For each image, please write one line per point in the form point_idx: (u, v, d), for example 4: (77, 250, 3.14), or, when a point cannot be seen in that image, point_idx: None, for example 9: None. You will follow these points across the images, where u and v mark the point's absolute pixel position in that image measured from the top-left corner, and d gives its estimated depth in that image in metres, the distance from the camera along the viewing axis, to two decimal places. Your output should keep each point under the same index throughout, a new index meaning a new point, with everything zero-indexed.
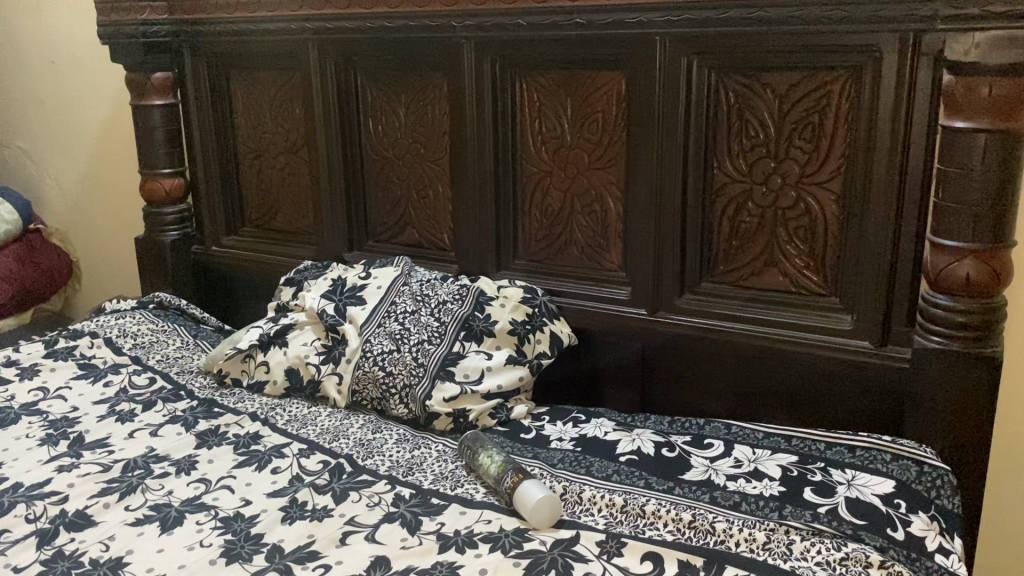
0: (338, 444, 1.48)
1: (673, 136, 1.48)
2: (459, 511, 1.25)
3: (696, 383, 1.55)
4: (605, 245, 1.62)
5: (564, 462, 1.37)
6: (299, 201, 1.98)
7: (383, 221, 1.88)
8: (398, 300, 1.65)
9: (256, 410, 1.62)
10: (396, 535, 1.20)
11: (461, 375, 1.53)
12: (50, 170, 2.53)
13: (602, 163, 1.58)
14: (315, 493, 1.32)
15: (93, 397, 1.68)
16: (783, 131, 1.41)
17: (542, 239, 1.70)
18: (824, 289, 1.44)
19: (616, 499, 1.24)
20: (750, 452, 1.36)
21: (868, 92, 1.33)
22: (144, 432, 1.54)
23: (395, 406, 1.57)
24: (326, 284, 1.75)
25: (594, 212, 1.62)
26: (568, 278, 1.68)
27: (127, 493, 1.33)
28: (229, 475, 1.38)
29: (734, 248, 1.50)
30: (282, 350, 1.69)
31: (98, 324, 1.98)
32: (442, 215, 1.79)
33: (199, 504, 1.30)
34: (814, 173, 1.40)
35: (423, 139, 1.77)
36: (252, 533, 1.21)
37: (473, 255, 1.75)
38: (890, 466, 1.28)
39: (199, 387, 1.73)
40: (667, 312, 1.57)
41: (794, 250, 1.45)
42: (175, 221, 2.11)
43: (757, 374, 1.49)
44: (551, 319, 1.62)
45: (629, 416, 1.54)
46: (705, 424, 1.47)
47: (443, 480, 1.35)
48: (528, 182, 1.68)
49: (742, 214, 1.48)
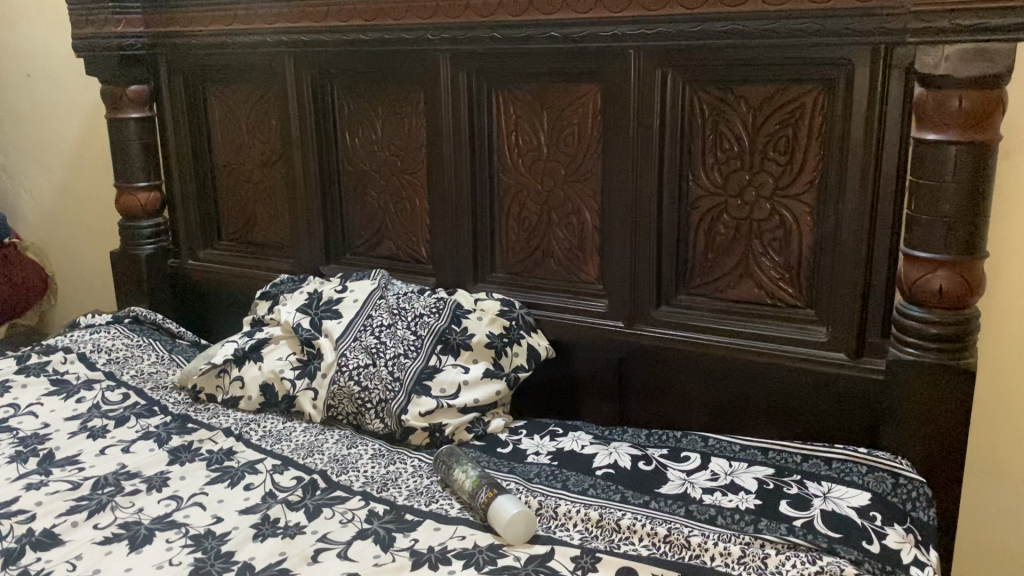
0: (312, 460, 1.46)
1: (648, 149, 1.48)
2: (434, 527, 1.24)
3: (674, 397, 1.54)
4: (582, 257, 1.62)
5: (540, 476, 1.36)
6: (276, 215, 1.97)
7: (360, 233, 1.87)
8: (374, 313, 1.64)
9: (230, 425, 1.61)
10: (369, 552, 1.19)
11: (438, 389, 1.52)
12: (26, 183, 2.51)
13: (578, 176, 1.58)
14: (287, 510, 1.30)
15: (65, 413, 1.66)
16: (758, 144, 1.41)
17: (520, 251, 1.69)
18: (799, 301, 1.45)
19: (592, 514, 1.23)
20: (727, 464, 1.36)
21: (842, 105, 1.34)
22: (115, 448, 1.52)
23: (371, 420, 1.55)
24: (302, 297, 1.74)
25: (571, 224, 1.62)
26: (545, 290, 1.67)
27: (96, 511, 1.31)
28: (201, 492, 1.36)
29: (710, 259, 1.50)
30: (257, 364, 1.68)
31: (73, 339, 1.96)
32: (419, 228, 1.78)
33: (169, 522, 1.28)
34: (788, 185, 1.41)
35: (400, 153, 1.76)
36: (222, 552, 1.19)
37: (450, 268, 1.74)
38: (866, 478, 1.28)
39: (173, 402, 1.71)
40: (643, 324, 1.56)
41: (769, 262, 1.45)
42: (150, 235, 2.08)
43: (734, 385, 1.49)
44: (528, 331, 1.61)
45: (607, 429, 1.53)
46: (682, 436, 1.47)
47: (418, 495, 1.34)
48: (505, 195, 1.68)
49: (717, 226, 1.48)
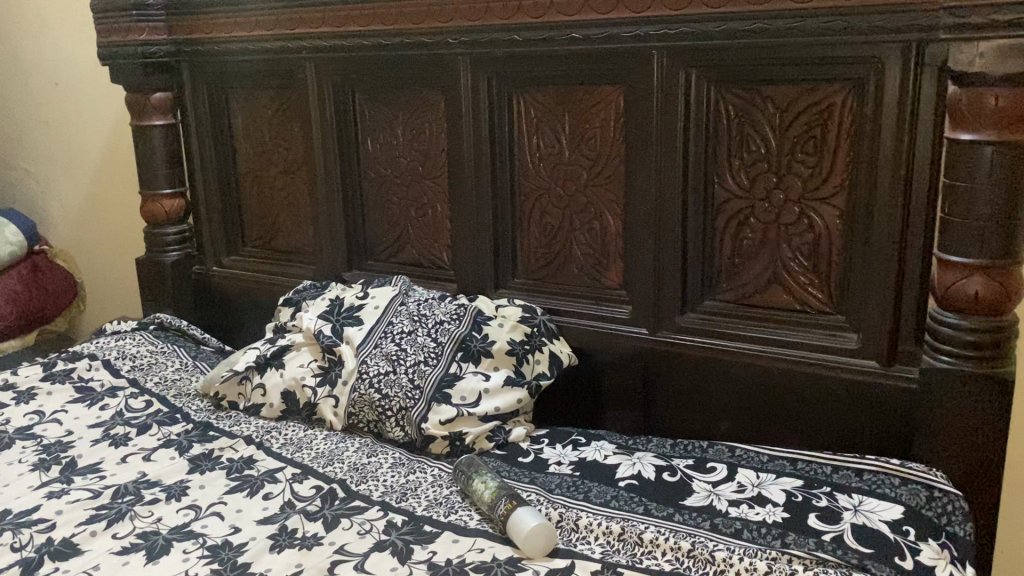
0: (332, 469, 1.45)
1: (672, 153, 1.45)
2: (452, 539, 1.22)
3: (700, 404, 1.51)
4: (606, 262, 1.59)
5: (562, 487, 1.34)
6: (298, 221, 1.96)
7: (381, 239, 1.85)
8: (395, 320, 1.63)
9: (252, 433, 1.60)
10: (386, 565, 1.17)
11: (458, 397, 1.50)
12: (53, 189, 2.52)
13: (601, 180, 1.56)
14: (305, 520, 1.29)
15: (89, 420, 1.66)
16: (785, 146, 1.38)
17: (542, 257, 1.66)
18: (829, 307, 1.40)
19: (613, 527, 1.20)
20: (754, 476, 1.32)
21: (872, 106, 1.29)
22: (136, 457, 1.52)
23: (391, 428, 1.53)
24: (324, 304, 1.74)
25: (594, 229, 1.59)
26: (568, 297, 1.64)
27: (115, 520, 1.30)
28: (220, 502, 1.35)
29: (736, 265, 1.47)
30: (278, 372, 1.67)
31: (99, 346, 1.97)
32: (441, 233, 1.76)
33: (187, 532, 1.27)
34: (816, 188, 1.37)
35: (422, 158, 1.74)
36: (239, 563, 1.18)
37: (472, 274, 1.72)
38: (899, 491, 1.23)
39: (195, 409, 1.71)
40: (668, 331, 1.53)
41: (798, 267, 1.41)
42: (175, 241, 2.09)
43: (762, 394, 1.45)
44: (550, 338, 1.58)
45: (631, 438, 1.50)
46: (708, 446, 1.43)
47: (436, 506, 1.31)
48: (527, 200, 1.65)
49: (743, 231, 1.45)
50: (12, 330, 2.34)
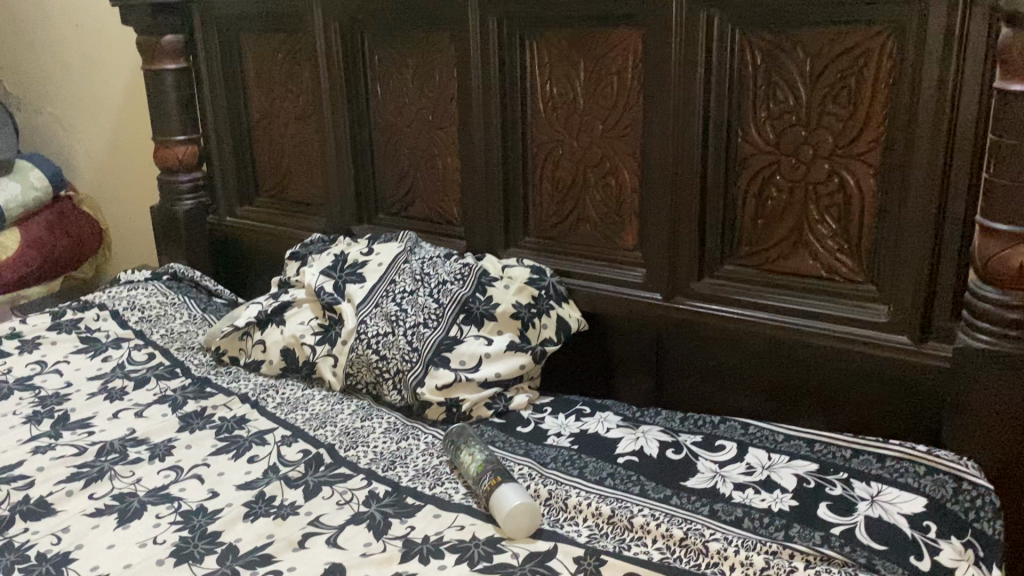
0: (323, 432, 1.39)
1: (692, 103, 1.33)
2: (433, 513, 1.15)
3: (716, 376, 1.41)
4: (621, 221, 1.48)
5: (557, 461, 1.26)
6: (310, 171, 1.88)
7: (391, 191, 1.77)
8: (398, 278, 1.55)
9: (248, 391, 1.55)
10: (360, 540, 1.10)
11: (457, 362, 1.42)
12: (77, 134, 2.50)
13: (617, 131, 1.44)
14: (285, 487, 1.23)
15: (89, 372, 1.64)
16: (816, 97, 1.24)
17: (554, 215, 1.56)
18: (858, 276, 1.28)
19: (603, 509, 1.12)
20: (765, 457, 1.22)
21: (913, 52, 1.15)
22: (129, 412, 1.48)
23: (388, 391, 1.46)
24: (328, 259, 1.67)
25: (608, 185, 1.48)
26: (581, 257, 1.54)
27: (93, 480, 1.26)
28: (203, 463, 1.31)
29: (760, 227, 1.35)
30: (279, 328, 1.61)
31: (110, 296, 1.94)
32: (450, 188, 1.67)
33: (164, 495, 1.22)
34: (848, 144, 1.23)
35: (431, 106, 1.65)
36: (209, 531, 1.13)
37: (480, 230, 1.62)
38: (922, 481, 1.12)
39: (196, 363, 1.67)
40: (683, 297, 1.42)
41: (826, 231, 1.29)
42: (189, 189, 2.04)
43: (782, 367, 1.34)
44: (558, 302, 1.49)
45: (639, 410, 1.41)
46: (720, 422, 1.33)
47: (421, 476, 1.24)
48: (539, 153, 1.55)
49: (767, 191, 1.33)
50: (37, 275, 2.34)
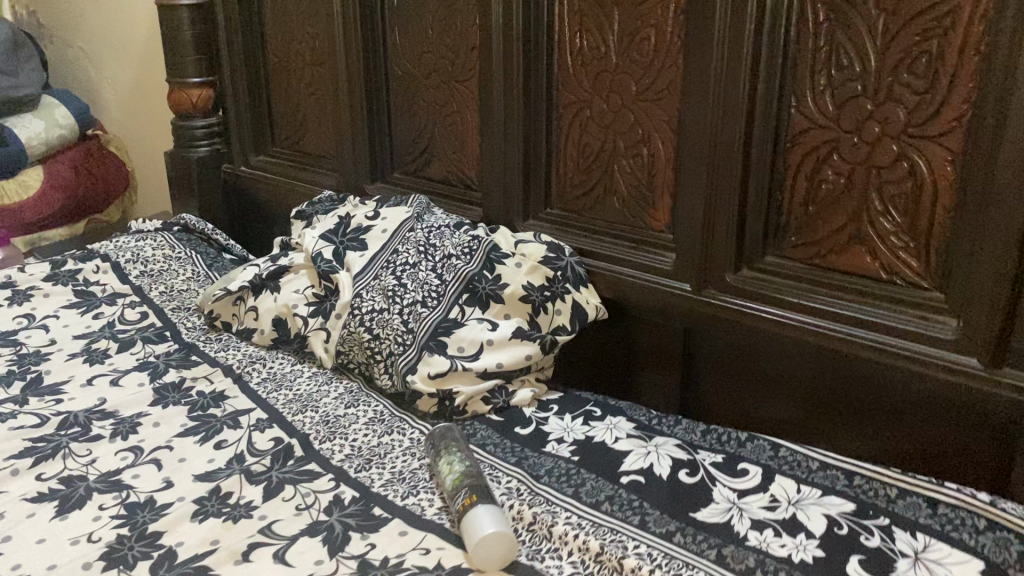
0: (301, 418, 1.26)
1: (738, 66, 1.13)
2: (399, 530, 1.01)
3: (749, 384, 1.23)
4: (652, 198, 1.29)
5: (552, 474, 1.10)
6: (325, 122, 1.73)
7: (407, 149, 1.61)
8: (400, 249, 1.39)
9: (234, 362, 1.43)
10: (311, 556, 0.97)
11: (454, 348, 1.26)
12: (104, 70, 2.40)
13: (652, 94, 1.25)
14: (245, 483, 1.10)
15: (76, 330, 1.54)
16: (887, 64, 1.02)
17: (579, 186, 1.38)
18: (924, 281, 1.07)
19: (591, 543, 0.96)
20: (794, 489, 1.04)
21: (1013, 10, 0.92)
22: (104, 379, 1.37)
23: (379, 375, 1.32)
24: (331, 221, 1.52)
25: (640, 155, 1.29)
26: (606, 235, 1.36)
27: (45, 458, 1.15)
28: (166, 446, 1.19)
29: (810, 215, 1.14)
30: (273, 295, 1.48)
31: (116, 246, 1.83)
32: (469, 148, 1.50)
33: (114, 482, 1.11)
34: (923, 122, 1.02)
35: (451, 56, 1.47)
36: (149, 532, 1.01)
37: (496, 199, 1.45)
38: (980, 539, 0.93)
39: (188, 327, 1.56)
40: (715, 290, 1.23)
41: (889, 226, 1.08)
42: (204, 135, 1.92)
43: (825, 380, 1.15)
44: (576, 285, 1.32)
45: (657, 416, 1.24)
46: (746, 439, 1.15)
47: (395, 482, 1.10)
48: (565, 114, 1.36)
49: (821, 173, 1.12)
50: (57, 216, 2.27)
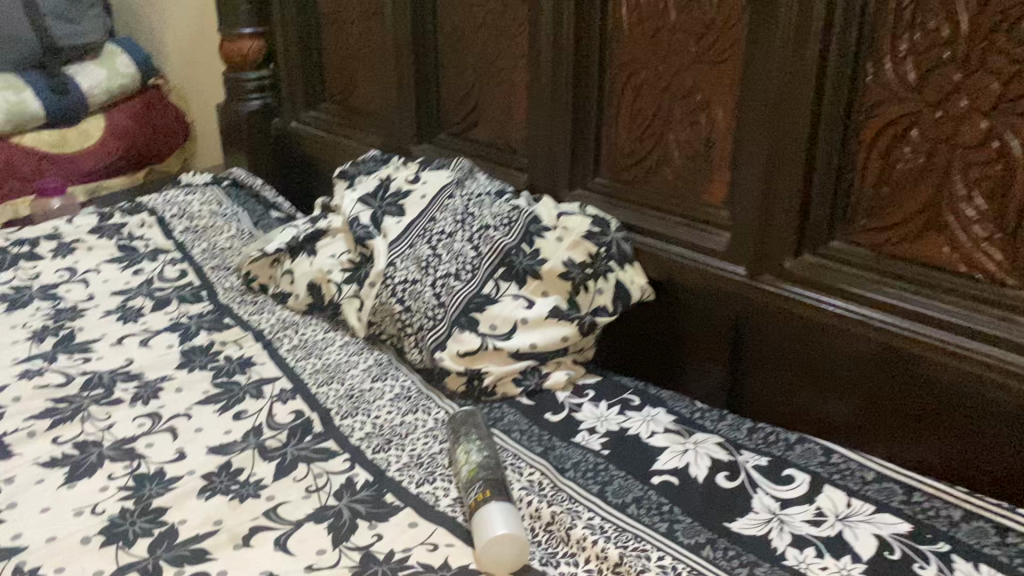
0: (325, 391, 1.21)
1: (808, 27, 1.00)
2: (409, 522, 0.95)
3: (805, 379, 1.12)
4: (709, 171, 1.19)
5: (578, 469, 1.02)
6: (373, 77, 1.66)
7: (455, 108, 1.52)
8: (438, 217, 1.32)
9: (266, 327, 1.39)
10: (313, 545, 0.91)
11: (486, 326, 1.19)
12: (166, 19, 2.38)
13: (713, 56, 1.13)
14: (257, 459, 1.06)
15: (115, 286, 1.52)
16: (979, 27, 0.89)
17: (631, 154, 1.28)
18: (1009, 279, 0.94)
19: (610, 552, 0.88)
20: (843, 503, 0.94)
21: None
22: (134, 339, 1.34)
23: (409, 349, 1.26)
24: (372, 183, 1.46)
25: (697, 124, 1.18)
26: (658, 210, 1.26)
27: (63, 421, 1.13)
28: (184, 414, 1.15)
29: (882, 197, 1.02)
30: (309, 259, 1.43)
31: (164, 200, 1.81)
32: (518, 110, 1.40)
33: (127, 450, 1.08)
34: (1018, 96, 0.88)
35: (501, 10, 1.37)
36: (153, 507, 0.97)
37: (543, 165, 1.36)
38: None
39: (226, 288, 1.52)
40: (772, 276, 1.12)
41: (972, 213, 0.95)
42: (256, 88, 1.87)
43: (887, 381, 1.04)
44: (620, 263, 1.23)
45: (700, 409, 1.15)
46: (796, 442, 1.06)
47: (411, 466, 1.04)
48: (619, 76, 1.25)
49: (897, 150, 0.99)
50: (116, 166, 2.26)
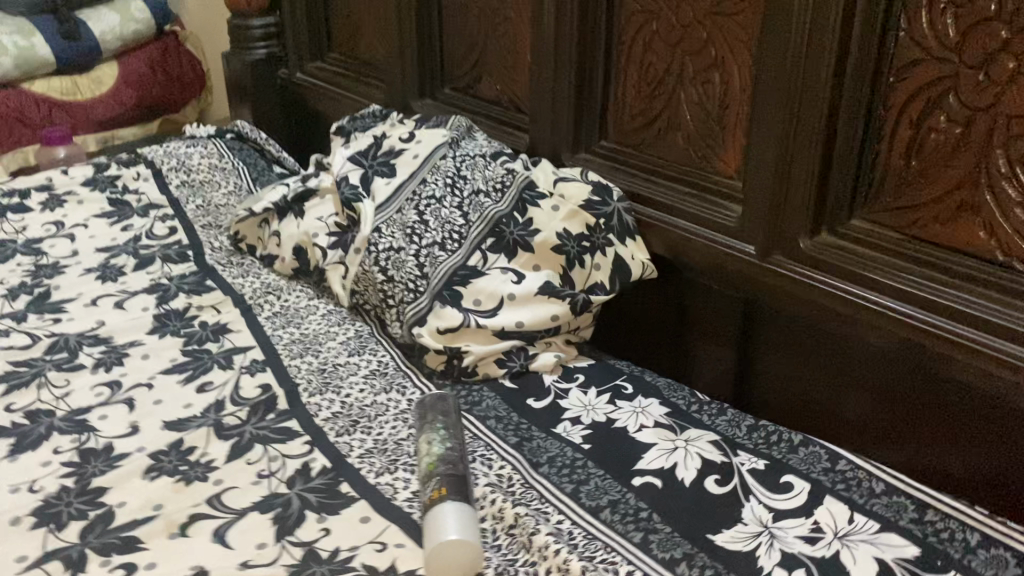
0: (297, 364, 1.13)
1: None
2: (361, 517, 0.87)
3: (819, 371, 1.01)
4: (721, 137, 1.06)
5: (553, 464, 0.93)
6: (377, 26, 1.55)
7: (458, 61, 1.42)
8: (429, 180, 1.22)
9: (249, 292, 1.32)
10: (254, 538, 0.84)
11: (470, 301, 1.09)
12: None
13: (729, 7, 1.00)
14: (213, 437, 0.99)
15: (101, 242, 1.46)
16: None
17: (640, 116, 1.16)
18: None
19: (574, 564, 0.78)
20: (844, 519, 0.83)
21: None
22: (110, 300, 1.28)
23: (391, 323, 1.17)
24: (367, 140, 1.34)
25: (710, 84, 1.06)
26: (666, 179, 1.15)
27: (19, 387, 1.07)
28: (146, 384, 1.09)
29: (910, 172, 0.89)
30: (297, 221, 1.34)
31: (164, 152, 1.74)
32: (521, 65, 1.29)
33: (79, 421, 1.01)
34: None
35: None
36: (93, 487, 0.91)
37: (545, 126, 1.25)
38: None
39: (214, 248, 1.45)
40: (784, 258, 1.01)
41: (1013, 194, 0.81)
42: (263, 36, 1.79)
43: (909, 379, 0.92)
44: (620, 238, 1.12)
45: (699, 401, 1.04)
46: (801, 443, 0.95)
47: (374, 453, 0.96)
48: (628, 29, 1.13)
49: (930, 118, 0.86)
50: (126, 113, 2.20)
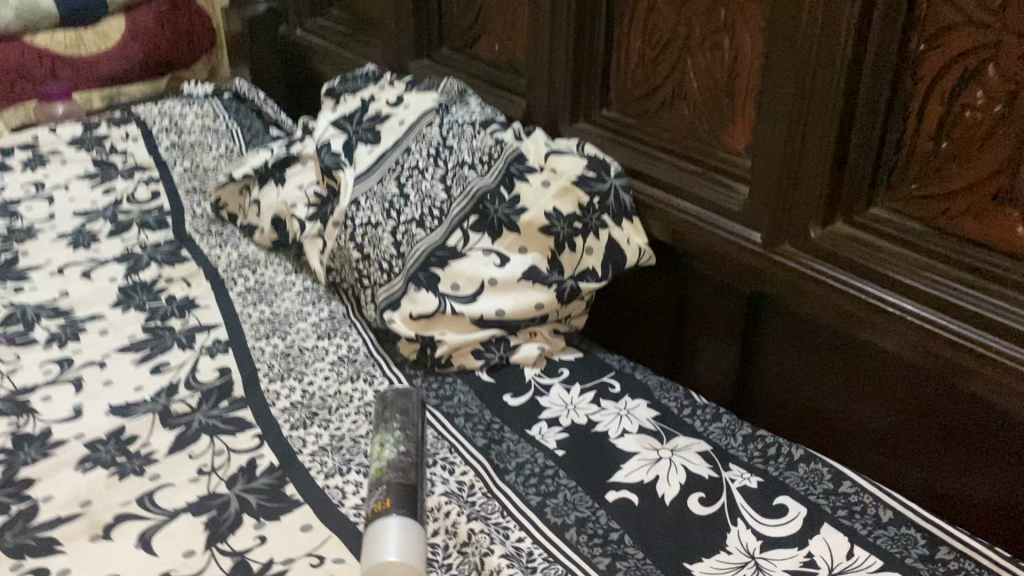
0: (262, 345, 1.05)
1: None
2: (302, 525, 0.78)
3: (828, 370, 0.91)
4: (730, 109, 0.95)
5: (521, 472, 0.84)
6: None
7: (457, 18, 1.31)
8: (413, 149, 1.12)
9: (224, 264, 1.23)
10: (182, 544, 0.76)
11: (447, 285, 1.00)
12: None
13: None
14: (158, 425, 0.91)
15: (80, 205, 1.39)
16: None
17: (644, 83, 1.05)
18: None
19: None
20: (841, 552, 0.73)
21: None
22: (77, 269, 1.21)
23: (365, 304, 1.08)
24: (354, 104, 1.23)
25: (719, 49, 0.94)
26: (669, 153, 1.03)
27: None
28: (99, 362, 1.01)
29: (939, 154, 0.77)
30: (277, 189, 1.26)
31: (158, 111, 1.66)
32: (520, 23, 1.18)
33: (20, 402, 0.94)
34: None
35: None
36: (20, 478, 0.84)
37: (542, 92, 1.14)
38: None
39: (195, 215, 1.37)
40: (793, 247, 0.89)
41: None
42: None
43: (927, 388, 0.81)
44: (617, 219, 1.01)
45: (693, 402, 0.94)
46: (800, 457, 0.84)
47: (327, 451, 0.87)
48: None
49: (966, 92, 0.74)
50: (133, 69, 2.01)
